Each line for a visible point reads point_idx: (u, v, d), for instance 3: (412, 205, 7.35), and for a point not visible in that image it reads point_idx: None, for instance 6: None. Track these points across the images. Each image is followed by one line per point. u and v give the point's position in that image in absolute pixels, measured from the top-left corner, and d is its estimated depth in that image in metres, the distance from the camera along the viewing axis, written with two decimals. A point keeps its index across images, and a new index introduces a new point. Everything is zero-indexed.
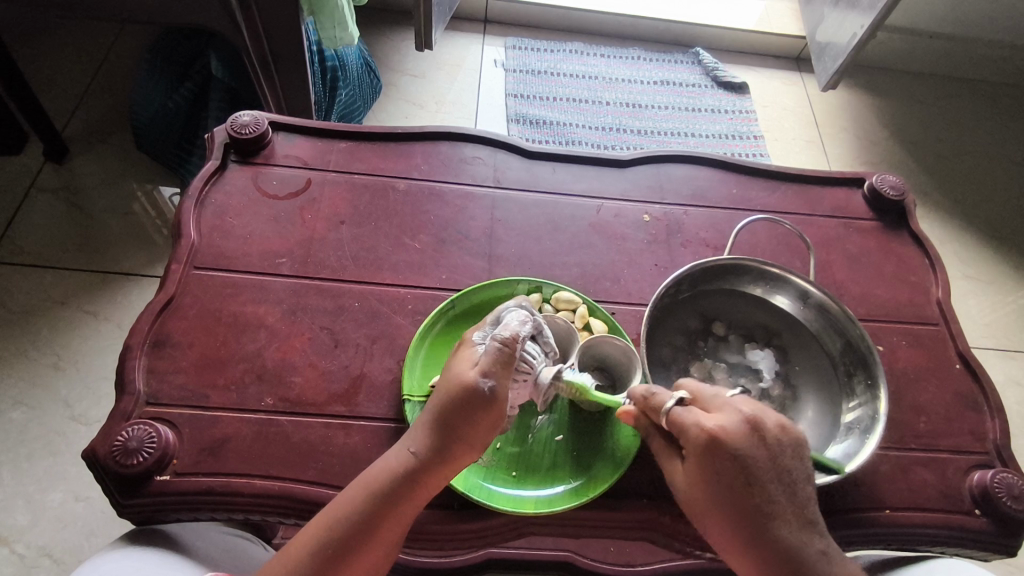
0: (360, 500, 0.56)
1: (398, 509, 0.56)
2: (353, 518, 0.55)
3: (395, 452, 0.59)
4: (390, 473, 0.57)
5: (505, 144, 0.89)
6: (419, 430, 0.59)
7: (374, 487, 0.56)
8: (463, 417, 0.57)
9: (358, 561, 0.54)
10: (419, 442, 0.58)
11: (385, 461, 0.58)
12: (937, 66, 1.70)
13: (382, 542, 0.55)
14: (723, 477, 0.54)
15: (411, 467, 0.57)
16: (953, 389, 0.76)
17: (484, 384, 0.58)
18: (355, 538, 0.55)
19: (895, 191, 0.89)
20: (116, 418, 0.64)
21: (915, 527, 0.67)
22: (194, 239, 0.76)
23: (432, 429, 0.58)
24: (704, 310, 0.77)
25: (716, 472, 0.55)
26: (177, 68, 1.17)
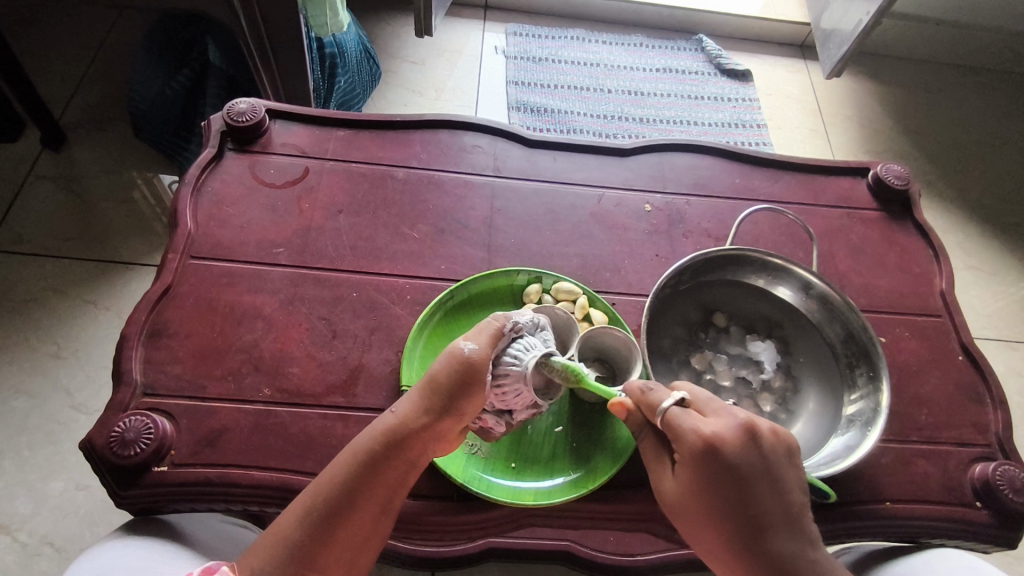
0: (352, 460, 0.54)
1: (384, 471, 0.54)
2: (346, 478, 0.53)
3: (381, 418, 0.57)
4: (376, 436, 0.55)
5: (506, 132, 0.88)
6: (408, 396, 0.57)
7: (358, 454, 0.54)
8: (449, 389, 0.55)
9: (345, 528, 0.52)
10: (402, 404, 0.57)
11: (375, 424, 0.57)
12: (943, 53, 1.68)
13: (371, 507, 0.53)
14: (720, 484, 0.52)
15: (394, 432, 0.55)
16: (955, 380, 0.75)
17: (467, 348, 0.56)
18: (341, 505, 0.52)
19: (900, 180, 0.88)
20: (114, 409, 0.64)
21: (917, 519, 0.67)
22: (191, 228, 0.75)
23: (420, 397, 0.56)
24: (705, 301, 0.76)
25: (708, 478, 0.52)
26: (175, 54, 1.15)
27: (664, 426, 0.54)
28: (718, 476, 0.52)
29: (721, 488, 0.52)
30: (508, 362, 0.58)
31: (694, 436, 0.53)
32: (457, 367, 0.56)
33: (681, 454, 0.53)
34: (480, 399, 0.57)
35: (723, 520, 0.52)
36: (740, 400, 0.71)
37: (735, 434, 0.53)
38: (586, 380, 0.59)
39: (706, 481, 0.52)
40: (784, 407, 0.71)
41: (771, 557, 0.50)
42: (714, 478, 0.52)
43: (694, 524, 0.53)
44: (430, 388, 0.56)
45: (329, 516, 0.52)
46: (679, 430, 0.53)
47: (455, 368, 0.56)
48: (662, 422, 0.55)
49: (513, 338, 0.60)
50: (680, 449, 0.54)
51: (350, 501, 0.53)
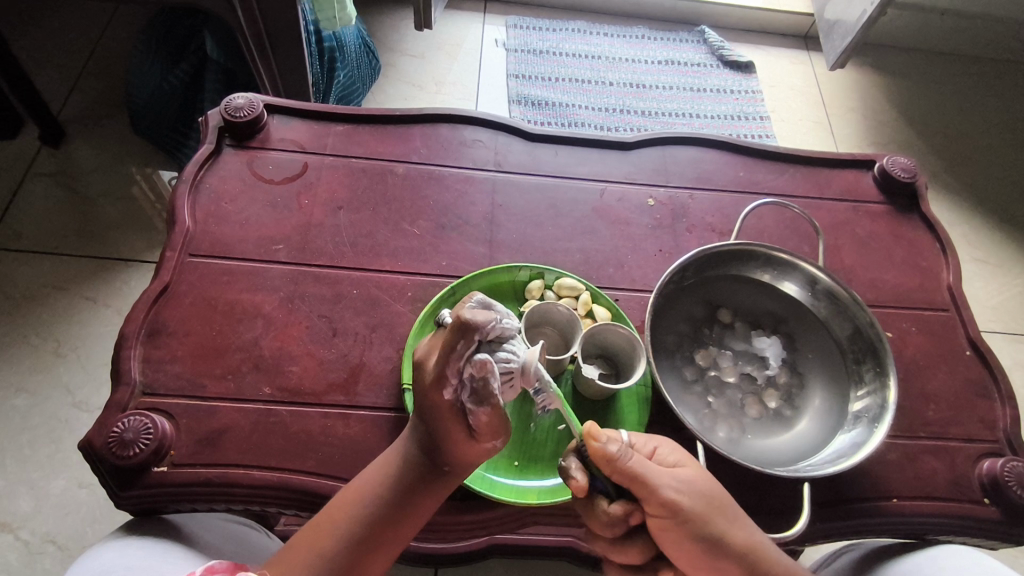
0: (386, 490, 0.56)
1: (423, 499, 0.57)
2: (383, 505, 0.55)
3: (410, 444, 0.58)
4: (405, 469, 0.56)
5: (507, 126, 0.87)
6: (410, 426, 0.58)
7: (396, 474, 0.56)
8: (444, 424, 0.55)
9: (378, 555, 0.54)
10: (427, 441, 0.57)
11: (404, 451, 0.57)
12: (948, 43, 1.67)
13: (403, 532, 0.56)
14: (713, 480, 0.53)
15: (427, 455, 0.57)
16: (963, 376, 0.75)
17: (468, 409, 0.54)
18: (375, 533, 0.54)
19: (906, 173, 0.87)
20: (112, 408, 0.63)
21: (925, 517, 0.66)
22: (189, 225, 0.74)
23: (417, 427, 0.57)
24: (710, 297, 0.75)
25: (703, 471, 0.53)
26: (171, 49, 1.14)
27: None
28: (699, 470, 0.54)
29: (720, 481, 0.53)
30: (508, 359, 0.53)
31: None
32: (445, 396, 0.54)
33: (659, 457, 0.54)
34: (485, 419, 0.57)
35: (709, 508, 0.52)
36: (745, 397, 0.71)
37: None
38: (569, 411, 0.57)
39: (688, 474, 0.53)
40: (790, 404, 0.70)
41: (745, 552, 0.52)
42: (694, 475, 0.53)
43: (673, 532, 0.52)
44: (421, 421, 0.57)
45: (366, 544, 0.54)
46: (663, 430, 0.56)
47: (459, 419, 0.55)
48: None
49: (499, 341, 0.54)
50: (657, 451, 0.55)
51: (386, 530, 0.55)
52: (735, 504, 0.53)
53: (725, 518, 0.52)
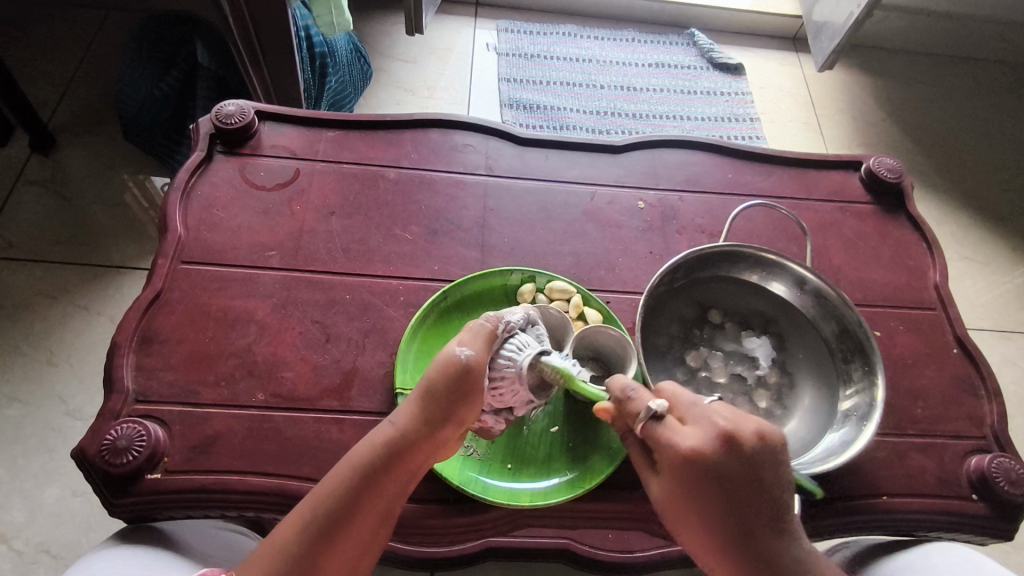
0: (352, 469, 0.54)
1: (391, 478, 0.55)
2: (350, 487, 0.53)
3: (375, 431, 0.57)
4: (372, 449, 0.55)
5: (497, 130, 0.87)
6: (405, 405, 0.58)
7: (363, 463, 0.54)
8: (451, 397, 0.56)
9: (341, 547, 0.52)
10: (401, 415, 0.57)
11: (378, 432, 0.56)
12: (934, 44, 1.68)
13: (373, 514, 0.54)
14: (700, 493, 0.51)
15: (396, 442, 0.55)
16: (951, 373, 0.75)
17: (464, 354, 0.57)
18: (341, 514, 0.52)
19: (892, 174, 0.88)
20: (106, 416, 0.63)
21: (914, 513, 0.67)
22: (181, 233, 0.74)
23: (418, 405, 0.57)
24: (700, 298, 0.76)
25: (689, 485, 0.52)
26: (162, 56, 1.14)
27: (644, 434, 0.55)
28: (705, 482, 0.51)
29: (708, 494, 0.51)
30: (503, 363, 0.60)
31: (671, 448, 0.53)
32: (455, 374, 0.56)
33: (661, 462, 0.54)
34: (478, 399, 0.58)
35: (719, 517, 0.51)
36: (735, 397, 0.71)
37: (713, 442, 0.52)
38: (576, 384, 0.60)
39: (691, 485, 0.52)
40: (780, 403, 0.71)
41: (760, 561, 0.50)
42: (694, 490, 0.52)
43: (689, 527, 0.53)
44: (427, 397, 0.56)
45: (327, 531, 0.52)
46: (666, 436, 0.53)
47: (456, 366, 0.57)
48: (641, 430, 0.55)
49: (506, 337, 0.61)
50: (661, 456, 0.54)
51: (351, 513, 0.53)
52: (746, 517, 0.51)
53: (719, 528, 0.51)
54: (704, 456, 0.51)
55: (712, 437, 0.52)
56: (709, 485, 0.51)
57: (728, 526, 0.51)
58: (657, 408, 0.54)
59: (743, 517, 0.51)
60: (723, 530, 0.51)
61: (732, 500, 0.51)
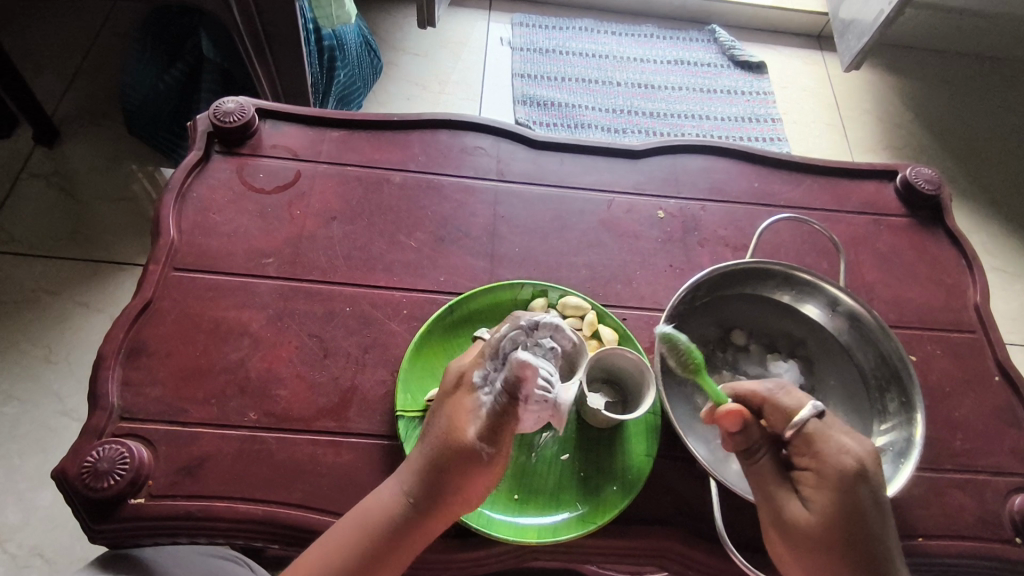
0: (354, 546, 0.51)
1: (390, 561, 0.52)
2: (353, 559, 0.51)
3: (388, 493, 0.53)
4: (375, 523, 0.52)
5: (510, 132, 0.83)
6: (412, 470, 0.53)
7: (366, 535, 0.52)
8: (452, 470, 0.52)
9: None
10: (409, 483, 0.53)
11: (376, 504, 0.53)
12: (966, 44, 1.61)
13: None
14: (850, 507, 0.49)
15: (403, 513, 0.52)
16: (992, 403, 0.70)
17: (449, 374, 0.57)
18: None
19: (930, 185, 0.82)
20: (88, 435, 0.60)
21: (951, 556, 0.62)
22: (174, 237, 0.70)
23: (424, 475, 0.52)
24: (723, 317, 0.70)
25: (837, 495, 0.50)
26: (167, 48, 1.10)
27: (797, 437, 0.53)
28: (856, 507, 0.49)
29: (852, 512, 0.49)
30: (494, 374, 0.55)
31: (830, 458, 0.51)
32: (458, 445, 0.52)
33: (818, 472, 0.51)
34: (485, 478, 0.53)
35: (860, 538, 0.49)
36: None
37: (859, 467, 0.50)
38: None
39: (840, 498, 0.49)
40: None
41: None
42: (850, 505, 0.49)
43: (822, 549, 0.49)
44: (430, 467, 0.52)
45: None
46: (826, 444, 0.51)
47: (461, 437, 0.52)
48: (796, 433, 0.53)
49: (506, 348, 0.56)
50: (814, 464, 0.51)
51: None
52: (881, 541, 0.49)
53: (858, 552, 0.48)
54: (864, 471, 0.50)
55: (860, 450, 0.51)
56: (852, 500, 0.49)
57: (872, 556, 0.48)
58: (809, 413, 0.53)
59: (880, 541, 0.49)
60: (859, 554, 0.48)
61: (870, 522, 0.49)
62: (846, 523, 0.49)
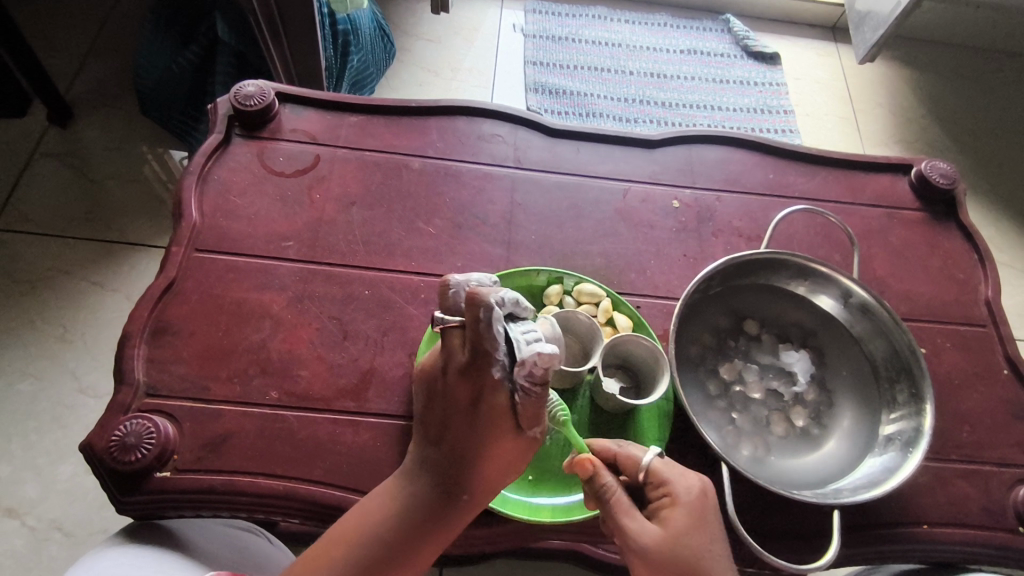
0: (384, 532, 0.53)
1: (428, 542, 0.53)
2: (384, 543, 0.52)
3: (414, 479, 0.54)
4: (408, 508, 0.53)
5: (527, 120, 0.83)
6: (441, 456, 0.54)
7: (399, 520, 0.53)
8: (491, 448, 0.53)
9: None
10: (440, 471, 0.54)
11: (406, 492, 0.54)
12: (982, 38, 1.60)
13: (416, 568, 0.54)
14: (702, 529, 0.50)
15: (435, 497, 0.54)
16: (1000, 396, 0.71)
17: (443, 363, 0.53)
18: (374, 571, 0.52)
19: (945, 179, 0.83)
20: (114, 410, 0.61)
21: (954, 544, 0.63)
22: (196, 219, 0.72)
23: (457, 460, 0.53)
24: (735, 306, 0.72)
25: (691, 518, 0.51)
26: (181, 28, 1.11)
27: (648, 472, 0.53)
28: (704, 526, 0.50)
29: (703, 532, 0.50)
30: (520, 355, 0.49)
31: (683, 483, 0.52)
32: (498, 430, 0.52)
33: (671, 500, 0.52)
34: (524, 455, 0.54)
35: (708, 559, 0.49)
36: (771, 414, 0.68)
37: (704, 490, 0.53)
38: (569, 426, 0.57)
39: (692, 520, 0.51)
40: (817, 422, 0.67)
41: None
42: (702, 525, 0.50)
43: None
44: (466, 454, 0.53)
45: None
46: (674, 474, 0.53)
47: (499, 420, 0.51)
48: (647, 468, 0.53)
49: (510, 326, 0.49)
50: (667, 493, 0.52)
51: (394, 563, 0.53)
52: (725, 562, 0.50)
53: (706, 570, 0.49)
54: (709, 496, 0.52)
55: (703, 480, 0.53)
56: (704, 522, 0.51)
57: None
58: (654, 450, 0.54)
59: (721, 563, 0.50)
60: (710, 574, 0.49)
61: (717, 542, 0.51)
62: (698, 542, 0.50)
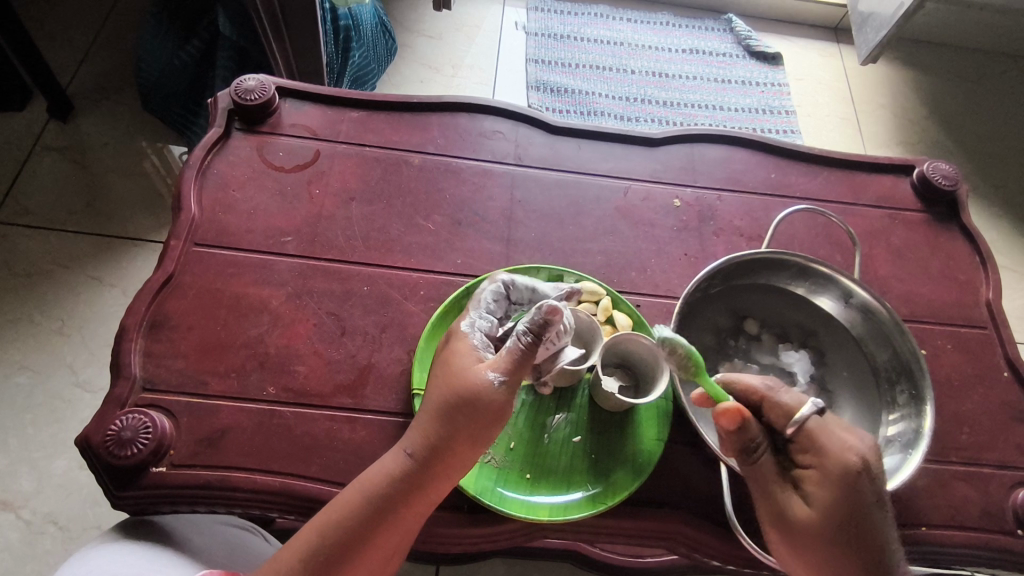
0: (354, 505, 0.52)
1: (395, 521, 0.52)
2: (351, 520, 0.51)
3: (390, 454, 0.55)
4: (379, 481, 0.53)
5: (528, 118, 0.83)
6: (417, 432, 0.55)
7: (366, 492, 0.52)
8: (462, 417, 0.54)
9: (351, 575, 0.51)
10: (417, 444, 0.54)
11: (380, 465, 0.54)
12: (985, 40, 1.60)
13: (377, 554, 0.52)
14: (851, 499, 0.51)
15: (404, 469, 0.53)
16: (1000, 399, 0.71)
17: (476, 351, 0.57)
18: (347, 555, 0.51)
19: (947, 181, 0.82)
20: (111, 404, 0.61)
21: (953, 546, 0.63)
22: (195, 213, 0.71)
23: (429, 429, 0.54)
24: (736, 306, 0.71)
25: (837, 487, 0.52)
26: (184, 22, 1.10)
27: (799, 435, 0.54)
28: (855, 498, 0.51)
29: (852, 502, 0.51)
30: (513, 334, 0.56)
31: (834, 452, 0.53)
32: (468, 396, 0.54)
33: (822, 467, 0.53)
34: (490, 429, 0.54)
35: (855, 527, 0.51)
36: None
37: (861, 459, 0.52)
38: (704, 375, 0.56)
39: (840, 490, 0.51)
40: None
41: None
42: (850, 496, 0.51)
43: (814, 539, 0.51)
44: (438, 421, 0.54)
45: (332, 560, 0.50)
46: (827, 441, 0.53)
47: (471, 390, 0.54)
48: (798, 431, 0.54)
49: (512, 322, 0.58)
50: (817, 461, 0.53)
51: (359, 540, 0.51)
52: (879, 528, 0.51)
53: (852, 538, 0.51)
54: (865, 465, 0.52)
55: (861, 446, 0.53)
56: (853, 491, 0.51)
57: (867, 544, 0.50)
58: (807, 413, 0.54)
59: (876, 529, 0.51)
60: (858, 542, 0.50)
61: (870, 512, 0.51)
62: (845, 512, 0.51)
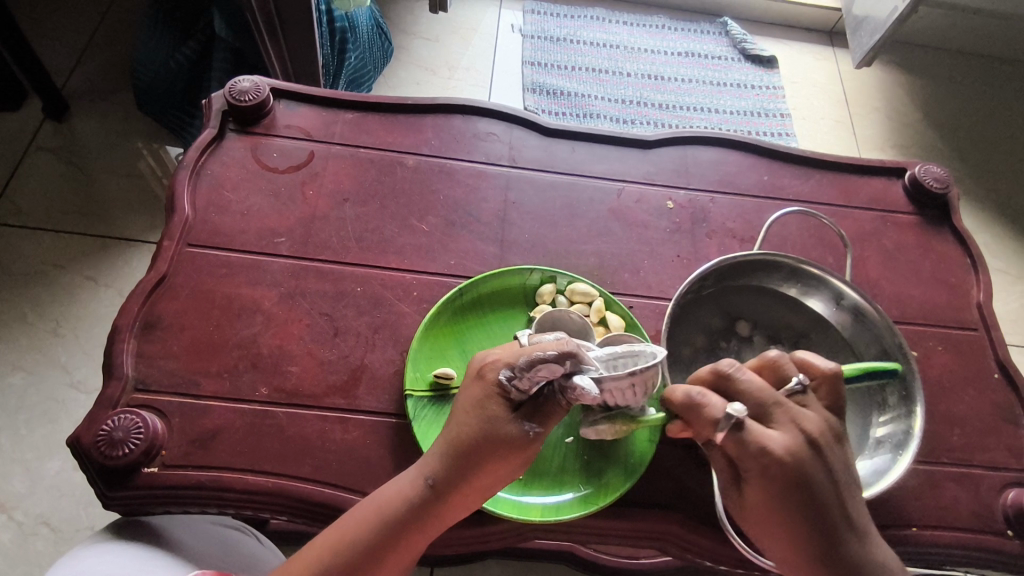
0: (359, 526, 0.52)
1: (404, 545, 0.53)
2: (357, 541, 0.52)
3: (407, 477, 0.54)
4: (393, 506, 0.53)
5: (522, 119, 0.83)
6: (437, 458, 0.54)
7: (377, 518, 0.52)
8: (481, 451, 0.52)
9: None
10: (436, 473, 0.53)
11: (396, 489, 0.54)
12: (979, 44, 1.61)
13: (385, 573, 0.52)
14: (789, 495, 0.51)
15: (420, 496, 0.53)
16: (991, 400, 0.71)
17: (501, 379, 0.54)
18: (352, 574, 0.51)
19: (938, 183, 0.83)
20: (102, 405, 0.61)
21: (943, 547, 0.63)
22: (189, 213, 0.71)
23: (450, 459, 0.53)
24: (727, 307, 0.71)
25: (772, 485, 0.51)
26: (181, 22, 1.10)
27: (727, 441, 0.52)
28: (789, 491, 0.50)
29: (792, 497, 0.51)
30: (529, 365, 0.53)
31: (761, 452, 0.51)
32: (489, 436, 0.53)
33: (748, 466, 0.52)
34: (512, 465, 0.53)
35: (799, 521, 0.51)
36: None
37: (803, 441, 0.52)
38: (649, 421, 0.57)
39: (774, 489, 0.51)
40: None
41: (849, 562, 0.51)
42: (783, 490, 0.50)
43: (766, 531, 0.53)
44: (457, 452, 0.53)
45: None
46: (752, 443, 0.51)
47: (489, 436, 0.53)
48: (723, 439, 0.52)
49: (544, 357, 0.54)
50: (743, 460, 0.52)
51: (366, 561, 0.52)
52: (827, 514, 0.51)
53: (800, 531, 0.51)
54: (793, 458, 0.51)
55: (794, 438, 0.52)
56: (789, 487, 0.50)
57: (816, 535, 0.51)
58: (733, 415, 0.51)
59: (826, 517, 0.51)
60: (809, 536, 0.51)
61: (810, 504, 0.51)
62: (783, 507, 0.51)
